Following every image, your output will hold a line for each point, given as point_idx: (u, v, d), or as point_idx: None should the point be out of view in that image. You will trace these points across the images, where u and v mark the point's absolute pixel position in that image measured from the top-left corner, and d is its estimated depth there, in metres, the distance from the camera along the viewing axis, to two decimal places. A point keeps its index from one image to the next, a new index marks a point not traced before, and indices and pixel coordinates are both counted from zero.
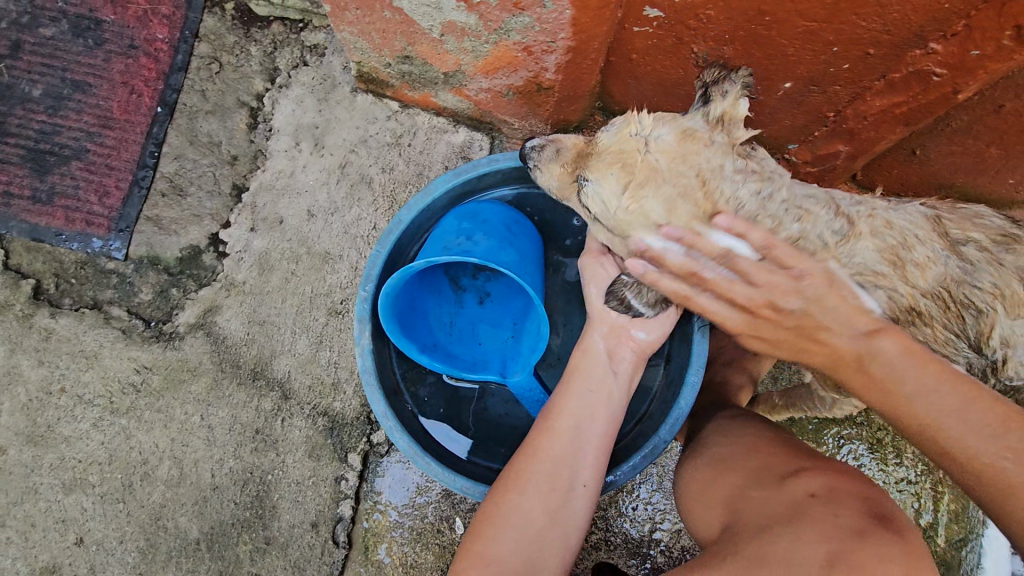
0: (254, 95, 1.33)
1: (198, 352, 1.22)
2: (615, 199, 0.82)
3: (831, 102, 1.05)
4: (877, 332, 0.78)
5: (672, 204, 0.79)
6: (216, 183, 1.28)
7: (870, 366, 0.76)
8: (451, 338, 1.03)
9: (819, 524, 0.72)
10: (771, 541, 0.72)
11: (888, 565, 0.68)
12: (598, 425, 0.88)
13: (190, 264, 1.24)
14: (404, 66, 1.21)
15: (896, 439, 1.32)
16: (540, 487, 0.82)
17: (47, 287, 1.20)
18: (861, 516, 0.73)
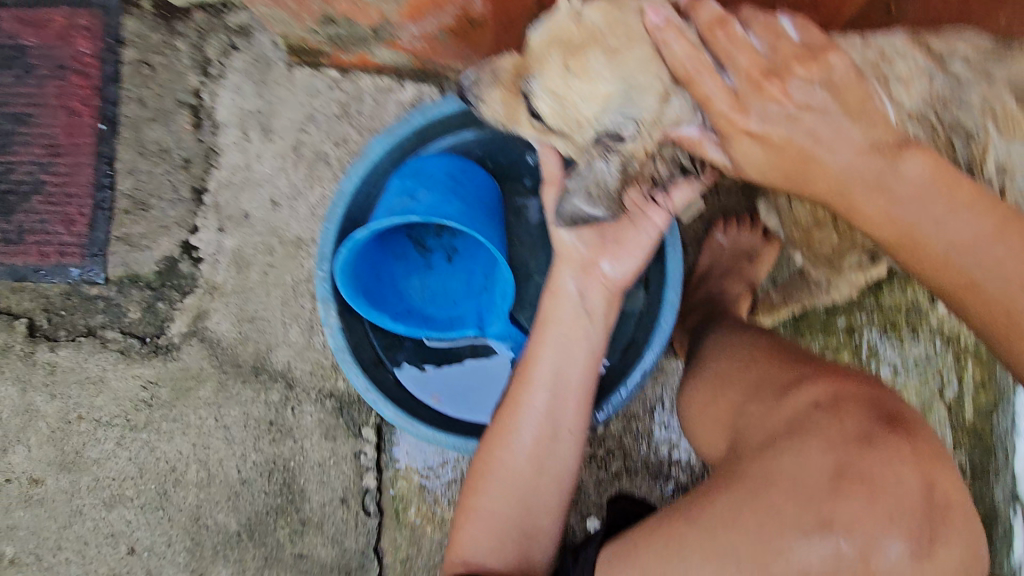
0: (192, 92, 1.29)
1: (197, 358, 1.25)
2: (565, 83, 0.75)
3: None
4: (903, 150, 0.71)
5: (626, 75, 0.74)
6: (175, 190, 1.27)
7: (894, 185, 0.70)
8: (424, 301, 1.01)
9: (821, 434, 0.70)
10: (776, 457, 0.71)
11: (894, 468, 0.68)
12: (576, 370, 0.86)
13: (169, 275, 1.25)
14: (330, 28, 1.15)
15: (912, 317, 1.27)
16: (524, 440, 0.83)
17: (40, 324, 1.22)
18: (864, 421, 0.70)
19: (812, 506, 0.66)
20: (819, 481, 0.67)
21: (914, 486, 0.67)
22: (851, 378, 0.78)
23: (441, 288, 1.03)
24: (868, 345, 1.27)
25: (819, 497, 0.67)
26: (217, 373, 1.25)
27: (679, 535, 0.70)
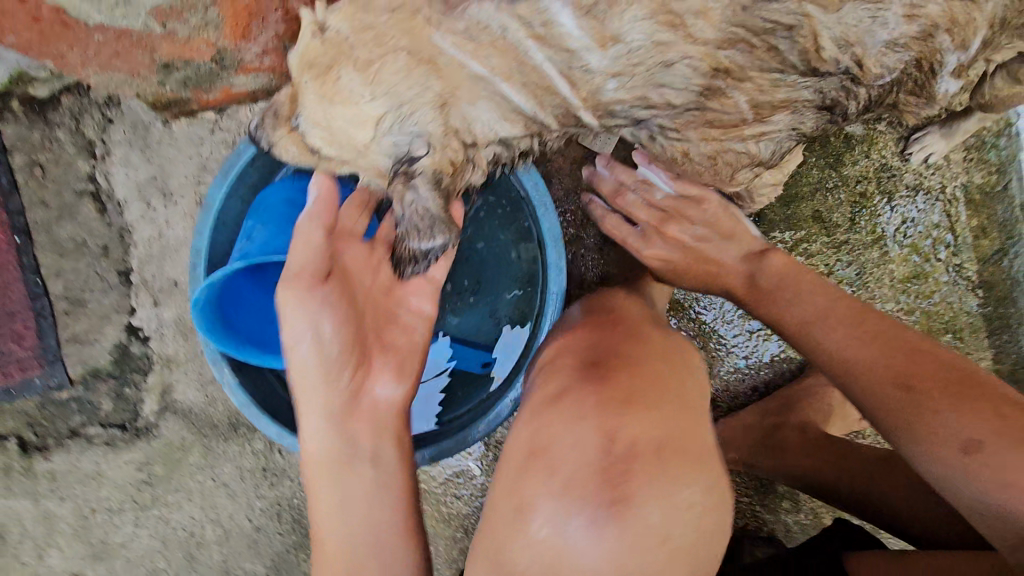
0: (86, 178, 1.29)
1: (177, 431, 1.29)
2: (327, 122, 0.65)
3: None
4: (766, 253, 0.91)
5: (390, 96, 0.62)
6: (103, 279, 1.28)
7: (761, 280, 0.89)
8: None
9: (534, 421, 0.72)
10: (508, 458, 0.73)
11: (579, 439, 0.65)
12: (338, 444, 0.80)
13: (125, 361, 1.28)
14: (175, 75, 1.06)
15: (881, 185, 1.22)
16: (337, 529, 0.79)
17: (29, 438, 1.28)
18: (573, 379, 0.73)
19: (574, 486, 0.62)
20: (581, 464, 0.63)
21: (596, 448, 0.63)
22: (587, 343, 0.80)
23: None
24: (838, 227, 1.23)
25: (513, 474, 0.68)
26: (198, 439, 1.29)
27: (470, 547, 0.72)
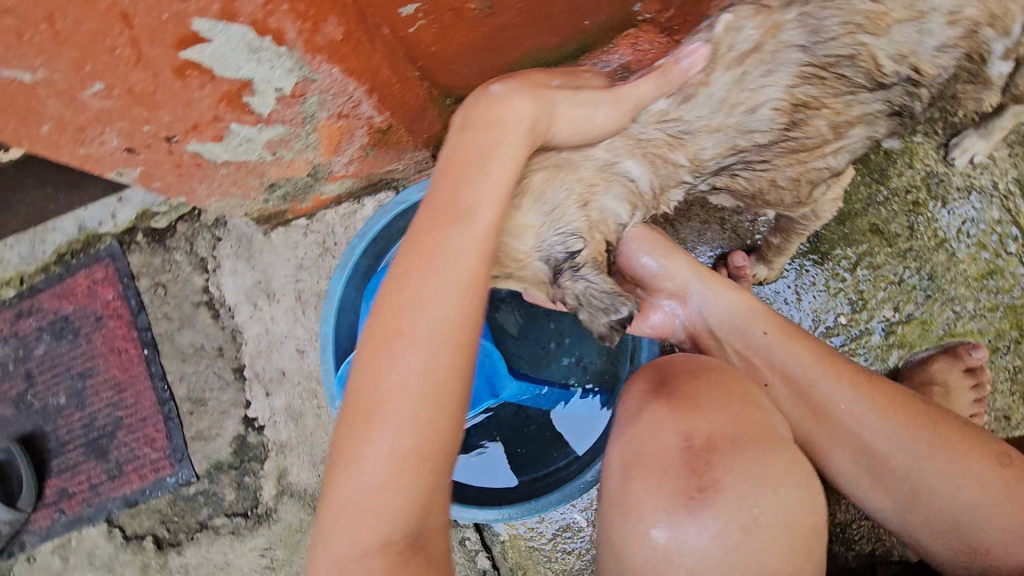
0: (201, 291, 2.09)
1: (295, 512, 1.96)
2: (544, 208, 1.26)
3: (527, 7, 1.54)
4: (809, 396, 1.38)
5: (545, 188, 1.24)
6: (221, 376, 2.04)
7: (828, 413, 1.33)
8: None
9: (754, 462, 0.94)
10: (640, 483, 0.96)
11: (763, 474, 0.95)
12: (437, 308, 0.98)
13: (245, 452, 2.00)
14: (277, 191, 1.80)
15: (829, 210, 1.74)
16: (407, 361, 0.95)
17: (163, 535, 1.99)
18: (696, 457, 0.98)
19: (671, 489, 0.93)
20: (672, 461, 0.95)
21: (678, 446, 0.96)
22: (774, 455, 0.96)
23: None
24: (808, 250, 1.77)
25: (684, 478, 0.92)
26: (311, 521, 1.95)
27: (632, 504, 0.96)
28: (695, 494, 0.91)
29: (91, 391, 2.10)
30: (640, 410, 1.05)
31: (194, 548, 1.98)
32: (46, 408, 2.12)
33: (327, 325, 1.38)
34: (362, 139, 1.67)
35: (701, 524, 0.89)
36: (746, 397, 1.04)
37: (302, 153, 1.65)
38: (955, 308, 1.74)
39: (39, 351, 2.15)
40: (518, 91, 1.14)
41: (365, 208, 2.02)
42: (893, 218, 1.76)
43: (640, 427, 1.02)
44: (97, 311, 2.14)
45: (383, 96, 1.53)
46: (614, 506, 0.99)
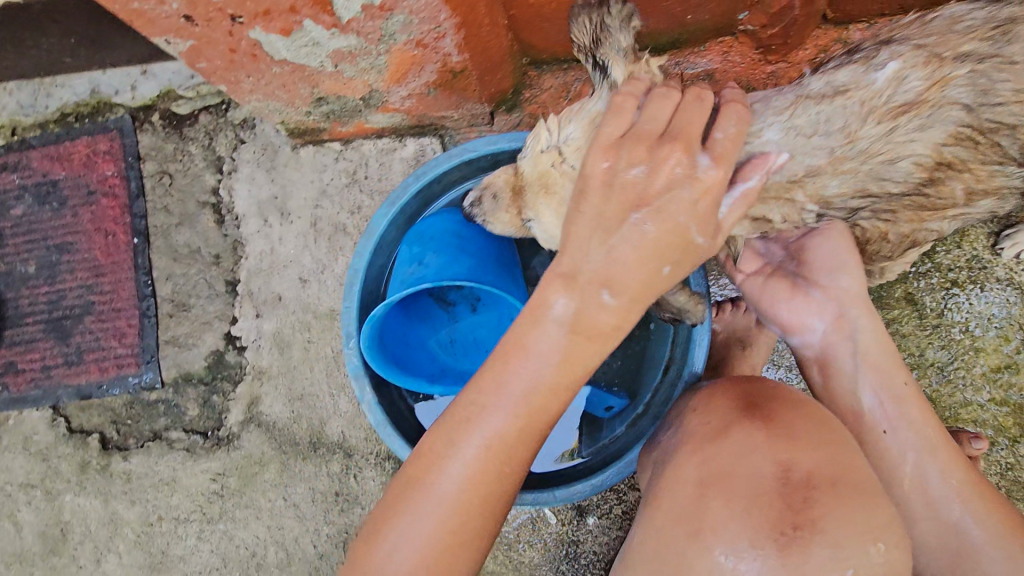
0: (210, 191, 1.95)
1: (256, 443, 1.85)
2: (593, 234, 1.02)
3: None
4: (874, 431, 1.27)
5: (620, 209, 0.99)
6: (211, 285, 1.91)
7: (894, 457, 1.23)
8: (456, 359, 1.33)
9: (856, 510, 0.82)
10: (712, 501, 0.87)
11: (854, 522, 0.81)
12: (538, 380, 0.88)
13: (219, 368, 1.87)
14: (323, 106, 1.68)
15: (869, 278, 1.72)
16: (491, 425, 0.88)
17: (111, 436, 1.86)
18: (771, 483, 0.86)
19: (757, 522, 0.82)
20: (761, 490, 0.85)
21: (771, 477, 0.85)
22: (866, 500, 0.84)
23: (462, 340, 1.35)
24: None
25: (771, 512, 0.82)
26: (274, 456, 1.84)
27: (703, 529, 0.85)
28: (787, 531, 0.81)
29: (65, 267, 1.94)
30: (725, 430, 0.95)
31: (143, 457, 1.85)
32: (12, 275, 1.95)
33: (360, 258, 1.25)
34: (430, 75, 1.56)
35: (782, 562, 0.79)
36: (835, 434, 0.93)
37: (363, 74, 1.53)
38: (964, 393, 1.75)
39: (16, 212, 1.98)
40: (612, 205, 0.90)
41: (406, 148, 1.91)
42: (930, 290, 1.75)
43: (730, 443, 0.92)
44: (91, 185, 1.97)
45: (469, 35, 1.43)
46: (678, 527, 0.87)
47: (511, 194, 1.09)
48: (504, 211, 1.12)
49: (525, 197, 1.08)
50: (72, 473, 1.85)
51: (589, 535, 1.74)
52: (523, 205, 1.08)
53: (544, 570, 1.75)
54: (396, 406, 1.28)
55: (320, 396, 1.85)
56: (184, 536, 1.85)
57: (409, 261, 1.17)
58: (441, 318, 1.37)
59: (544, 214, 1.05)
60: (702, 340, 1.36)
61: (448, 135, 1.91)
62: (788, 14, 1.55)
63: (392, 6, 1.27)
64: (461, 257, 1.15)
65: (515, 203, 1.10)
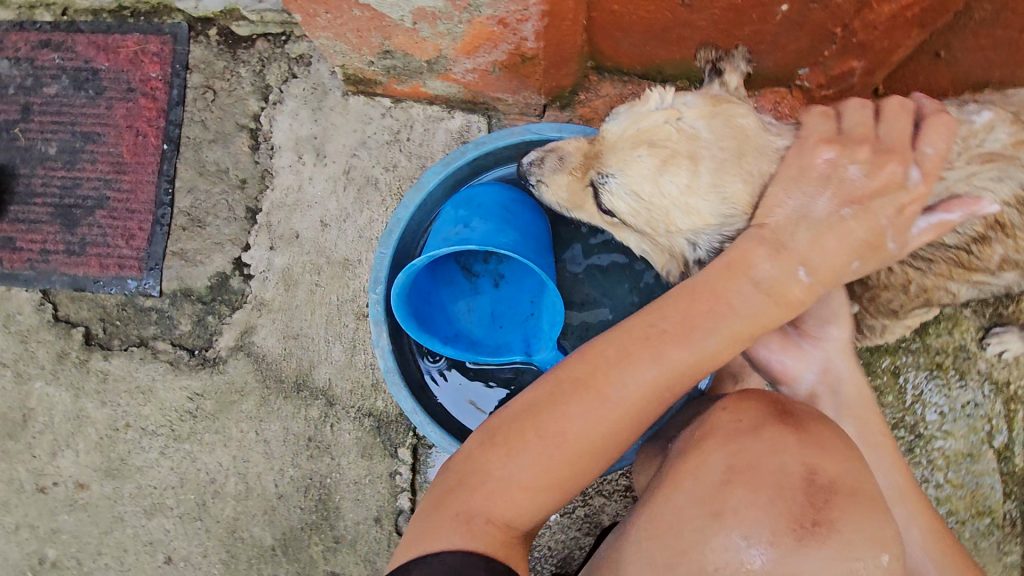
0: (250, 117, 1.94)
1: (240, 371, 1.84)
2: (674, 189, 1.12)
3: (724, 21, 1.50)
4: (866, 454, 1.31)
5: (715, 176, 1.11)
6: (231, 207, 1.90)
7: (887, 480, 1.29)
8: (470, 328, 1.34)
9: (866, 515, 0.89)
10: (733, 493, 0.91)
11: (862, 526, 0.88)
12: (707, 340, 0.97)
13: (221, 290, 1.86)
14: (386, 59, 1.70)
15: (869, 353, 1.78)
16: (643, 366, 0.96)
17: (95, 333, 1.83)
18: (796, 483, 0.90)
19: (778, 516, 0.88)
20: (789, 484, 0.90)
21: (799, 475, 0.90)
22: (873, 512, 0.90)
23: (479, 312, 1.36)
24: None
25: (795, 508, 0.88)
26: (256, 388, 1.84)
27: (722, 517, 0.90)
28: (806, 525, 0.87)
29: (87, 156, 1.91)
30: (756, 428, 0.98)
31: (123, 360, 1.82)
32: (30, 153, 1.92)
33: (405, 209, 1.27)
34: (500, 56, 1.58)
35: (806, 556, 0.85)
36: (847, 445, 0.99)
37: (437, 37, 1.54)
38: (924, 469, 1.83)
39: (49, 91, 1.95)
40: (822, 203, 1.02)
41: (452, 121, 1.93)
42: (917, 367, 1.83)
43: (757, 442, 0.96)
44: (132, 82, 1.95)
45: (549, 25, 1.46)
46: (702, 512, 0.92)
47: (582, 158, 1.23)
48: (565, 173, 1.25)
49: (603, 158, 1.19)
50: (48, 362, 1.82)
51: (546, 531, 1.77)
52: (596, 165, 1.20)
53: None
54: (405, 359, 1.30)
55: (316, 340, 1.85)
56: (146, 448, 1.83)
57: (454, 222, 1.19)
58: (463, 286, 1.38)
59: (626, 168, 1.15)
60: None
61: (496, 117, 1.94)
62: (847, 80, 1.62)
63: None
64: (506, 229, 1.17)
65: (581, 167, 1.22)
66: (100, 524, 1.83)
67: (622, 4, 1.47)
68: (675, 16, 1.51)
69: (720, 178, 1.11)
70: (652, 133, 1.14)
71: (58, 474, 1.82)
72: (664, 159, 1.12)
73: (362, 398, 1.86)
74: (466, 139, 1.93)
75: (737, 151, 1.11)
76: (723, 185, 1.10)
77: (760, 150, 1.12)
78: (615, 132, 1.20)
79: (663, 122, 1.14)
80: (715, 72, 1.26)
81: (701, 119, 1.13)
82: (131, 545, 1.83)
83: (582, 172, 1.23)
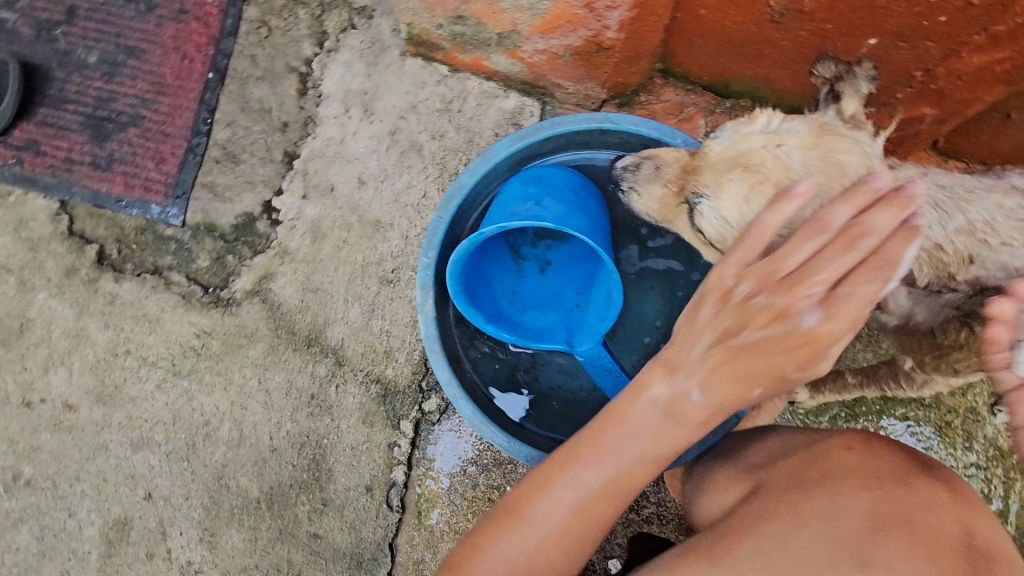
0: (302, 60, 1.87)
1: (251, 316, 1.79)
2: (749, 219, 1.08)
3: (810, 45, 1.47)
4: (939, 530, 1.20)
5: (796, 210, 1.06)
6: (268, 149, 1.83)
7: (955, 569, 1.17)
8: (512, 309, 1.34)
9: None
10: (885, 540, 0.97)
11: None
12: (626, 447, 1.07)
13: (245, 231, 1.80)
14: (457, 25, 1.66)
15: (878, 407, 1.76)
16: (602, 439, 1.09)
17: (108, 254, 1.77)
18: (955, 546, 0.97)
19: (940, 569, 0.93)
20: (950, 546, 0.96)
21: (957, 538, 0.98)
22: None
23: (522, 295, 1.36)
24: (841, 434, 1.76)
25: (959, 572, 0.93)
26: (266, 336, 1.79)
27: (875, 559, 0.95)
28: None
29: (127, 71, 1.84)
30: (904, 480, 1.07)
31: (134, 286, 1.77)
32: (68, 57, 1.84)
33: (470, 178, 1.26)
34: (577, 40, 1.54)
35: None
36: (972, 508, 1.07)
37: (518, 10, 1.51)
38: None
39: None
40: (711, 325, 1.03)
41: (507, 100, 1.86)
42: (926, 422, 1.76)
43: (917, 495, 1.03)
44: (185, 4, 1.88)
45: (636, 18, 1.44)
46: (842, 549, 0.97)
47: (680, 170, 1.18)
48: (660, 184, 1.21)
49: (698, 176, 1.15)
50: (56, 275, 1.76)
51: None
52: (689, 185, 1.16)
53: None
54: (445, 330, 1.30)
55: (334, 299, 1.80)
56: (143, 379, 1.78)
57: (525, 198, 1.18)
58: (509, 267, 1.38)
59: (719, 192, 1.11)
60: None
61: (552, 105, 1.87)
62: (918, 128, 1.60)
63: None
64: (577, 213, 1.17)
65: (677, 180, 1.18)
66: (83, 449, 1.77)
67: (710, 9, 1.45)
68: (762, 32, 1.47)
69: (798, 214, 1.06)
70: (748, 159, 1.10)
71: (48, 391, 1.77)
72: (754, 186, 1.08)
73: (372, 366, 1.80)
74: (517, 122, 1.85)
75: (823, 191, 1.05)
76: (799, 223, 1.06)
77: (849, 191, 1.05)
78: (716, 151, 1.16)
79: (761, 147, 1.10)
80: (831, 97, 1.18)
81: (800, 149, 1.07)
82: (111, 475, 1.77)
83: (676, 186, 1.18)
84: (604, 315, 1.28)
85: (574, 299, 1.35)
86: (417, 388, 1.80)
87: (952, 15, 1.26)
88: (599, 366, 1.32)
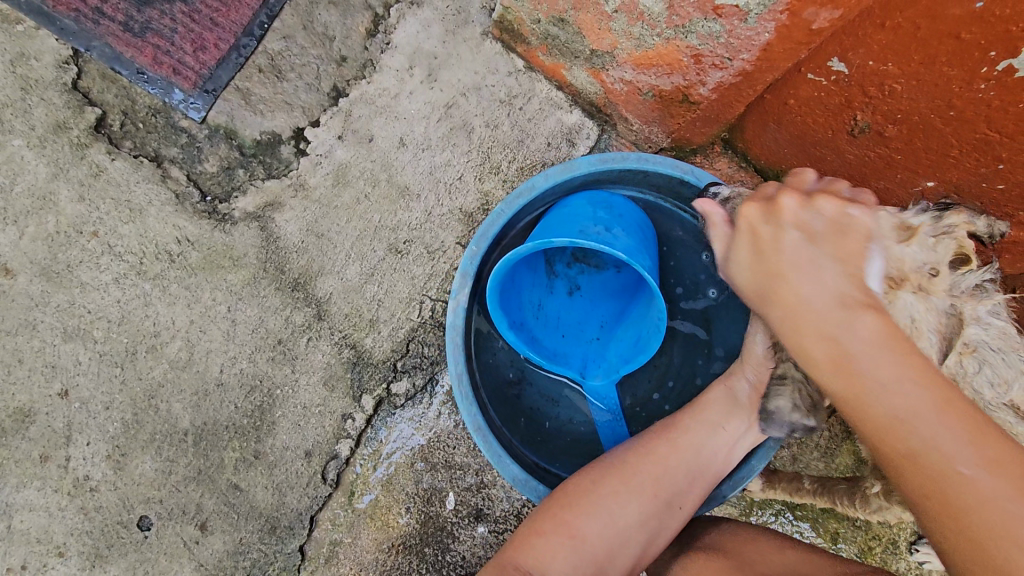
0: (382, 3, 1.75)
1: (242, 239, 1.66)
2: None
3: (875, 171, 1.48)
4: None
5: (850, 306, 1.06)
6: (318, 78, 1.72)
7: None
8: (536, 323, 1.30)
9: None
10: None
11: None
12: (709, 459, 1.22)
13: (267, 151, 1.68)
14: (552, 27, 1.64)
15: (815, 516, 1.81)
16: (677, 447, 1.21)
17: (109, 124, 1.60)
18: None
19: None
20: None
21: None
22: None
23: (548, 313, 1.32)
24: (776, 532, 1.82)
25: None
26: (252, 265, 1.66)
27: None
28: None
29: None
30: None
31: (126, 167, 1.60)
32: None
33: (545, 181, 1.21)
34: (666, 84, 1.56)
35: None
36: None
37: (624, 35, 1.51)
38: None
39: None
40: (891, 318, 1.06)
41: (569, 115, 1.81)
42: (852, 542, 1.82)
43: None
44: None
45: (734, 85, 1.48)
46: None
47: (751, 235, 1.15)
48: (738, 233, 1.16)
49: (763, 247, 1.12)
50: (42, 125, 1.57)
51: (469, 540, 1.69)
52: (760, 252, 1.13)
53: (407, 539, 1.69)
54: (466, 324, 1.26)
55: (336, 252, 1.70)
56: (101, 268, 1.60)
57: (595, 220, 1.16)
58: (542, 281, 1.33)
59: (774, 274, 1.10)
60: (763, 456, 1.37)
61: (609, 135, 1.84)
62: None
63: (726, 14, 1.30)
64: (642, 252, 1.16)
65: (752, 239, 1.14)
66: (6, 322, 1.57)
67: (799, 101, 1.48)
68: (833, 144, 1.51)
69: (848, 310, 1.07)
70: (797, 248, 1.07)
71: None
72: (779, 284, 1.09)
73: (353, 332, 1.70)
74: (571, 138, 1.81)
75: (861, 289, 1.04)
76: None
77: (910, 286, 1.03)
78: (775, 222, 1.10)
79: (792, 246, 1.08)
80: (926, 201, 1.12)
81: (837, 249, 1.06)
82: (29, 359, 1.58)
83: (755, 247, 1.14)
84: (627, 357, 1.27)
85: (596, 332, 1.34)
86: (390, 367, 1.71)
87: (1011, 185, 1.26)
88: (602, 403, 1.32)
